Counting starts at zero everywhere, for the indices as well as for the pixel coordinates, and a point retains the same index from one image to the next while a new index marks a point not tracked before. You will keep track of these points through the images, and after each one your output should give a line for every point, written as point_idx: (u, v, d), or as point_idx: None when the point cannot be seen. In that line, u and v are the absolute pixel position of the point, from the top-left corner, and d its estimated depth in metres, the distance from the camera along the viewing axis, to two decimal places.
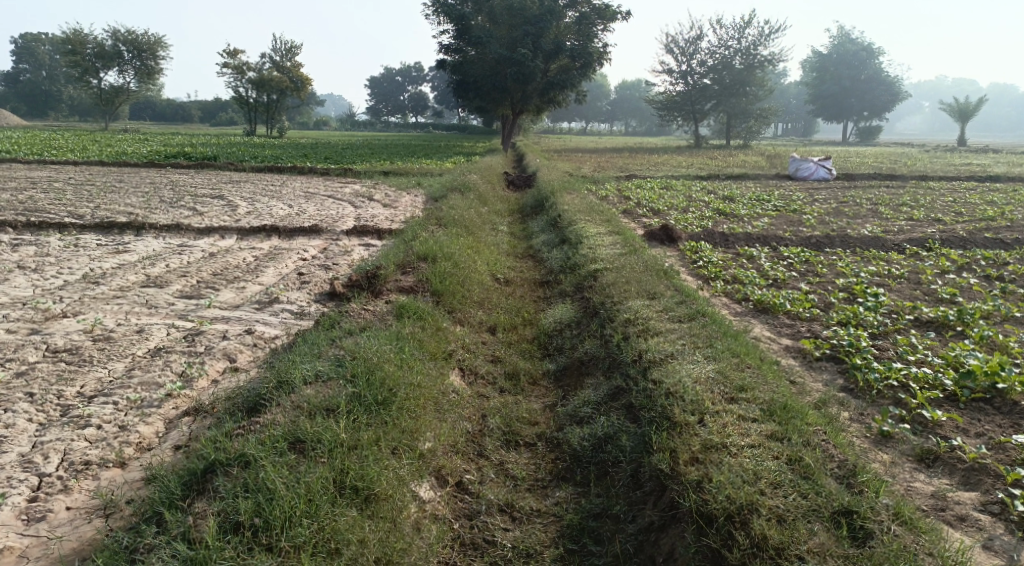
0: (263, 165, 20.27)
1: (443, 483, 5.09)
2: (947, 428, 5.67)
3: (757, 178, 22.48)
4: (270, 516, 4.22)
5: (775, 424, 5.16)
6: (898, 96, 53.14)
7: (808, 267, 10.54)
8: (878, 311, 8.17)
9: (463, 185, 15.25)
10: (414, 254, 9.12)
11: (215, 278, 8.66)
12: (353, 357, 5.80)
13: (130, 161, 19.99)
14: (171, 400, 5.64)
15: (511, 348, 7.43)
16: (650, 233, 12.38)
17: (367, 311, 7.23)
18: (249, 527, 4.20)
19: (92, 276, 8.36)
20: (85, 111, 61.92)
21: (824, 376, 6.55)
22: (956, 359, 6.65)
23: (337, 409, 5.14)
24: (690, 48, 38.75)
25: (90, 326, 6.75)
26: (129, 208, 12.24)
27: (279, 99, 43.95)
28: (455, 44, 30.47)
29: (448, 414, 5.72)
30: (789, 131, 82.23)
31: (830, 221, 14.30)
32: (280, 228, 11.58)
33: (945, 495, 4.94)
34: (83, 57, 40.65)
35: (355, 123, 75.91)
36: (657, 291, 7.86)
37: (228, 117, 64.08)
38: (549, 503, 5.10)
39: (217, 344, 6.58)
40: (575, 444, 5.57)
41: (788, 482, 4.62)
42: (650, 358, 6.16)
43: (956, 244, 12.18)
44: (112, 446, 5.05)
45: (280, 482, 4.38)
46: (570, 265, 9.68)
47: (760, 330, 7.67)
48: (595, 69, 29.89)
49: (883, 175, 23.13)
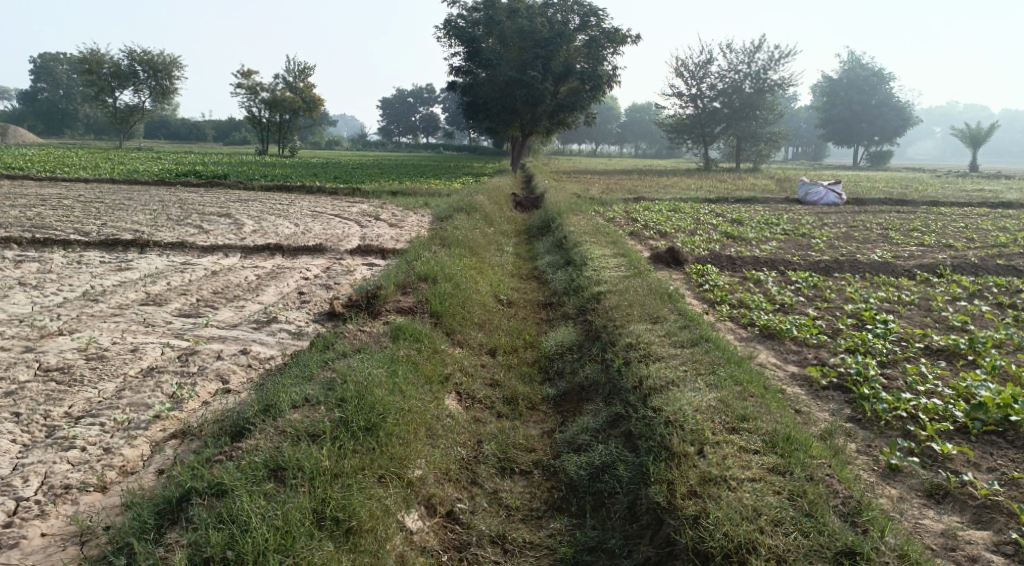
0: (272, 184, 20.28)
1: (433, 513, 4.93)
2: (957, 462, 5.48)
3: (766, 202, 22.35)
4: (242, 550, 4.07)
5: (777, 456, 4.98)
6: (909, 121, 53.03)
7: (816, 292, 10.37)
8: (887, 338, 7.99)
9: (470, 205, 15.16)
10: (414, 274, 8.99)
11: (215, 297, 8.56)
12: (344, 380, 5.66)
13: (141, 179, 20.05)
14: (159, 421, 5.51)
15: (511, 371, 7.28)
16: (657, 256, 12.23)
17: (364, 332, 7.09)
18: (220, 560, 4.05)
19: (91, 293, 8.26)
20: (101, 129, 62.57)
21: (831, 406, 6.36)
22: (968, 390, 6.46)
23: (322, 435, 5.00)
24: (700, 72, 38.83)
25: (84, 344, 6.64)
26: (136, 226, 12.20)
27: (291, 119, 44.14)
28: (466, 66, 30.57)
29: (442, 440, 5.57)
30: (801, 155, 82.18)
31: (840, 246, 14.14)
32: (284, 247, 11.50)
33: (956, 534, 4.74)
34: (99, 77, 41.06)
35: (366, 143, 76.29)
36: (660, 314, 7.71)
37: (241, 137, 64.49)
38: (543, 535, 4.93)
39: (210, 365, 6.45)
40: (571, 473, 5.40)
41: (790, 519, 4.44)
42: (651, 384, 5.99)
43: (968, 271, 11.99)
44: (94, 469, 4.92)
45: (256, 514, 4.24)
46: (573, 287, 9.53)
47: (765, 356, 7.51)
48: (605, 91, 29.91)
49: (894, 199, 22.95)
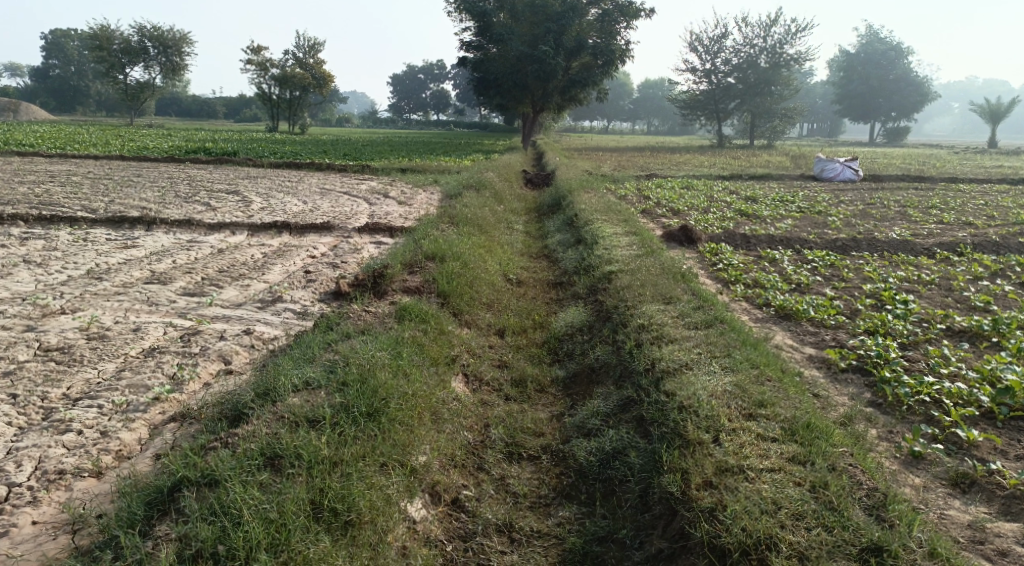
0: (282, 161, 20.07)
1: (437, 500, 4.77)
2: (983, 450, 5.30)
3: (781, 179, 21.98)
4: (233, 545, 3.95)
5: (797, 445, 4.76)
6: (927, 97, 52.06)
7: (833, 271, 10.12)
8: (907, 319, 7.77)
9: (480, 182, 14.92)
10: (422, 253, 8.77)
11: (220, 275, 8.38)
12: (346, 363, 5.50)
13: (150, 156, 19.91)
14: (158, 404, 5.34)
15: (520, 353, 7.08)
16: (670, 234, 11.97)
17: (369, 313, 6.90)
18: (210, 555, 3.92)
19: (96, 271, 8.11)
20: (112, 106, 62.51)
21: (851, 389, 6.16)
22: (993, 373, 6.27)
23: (322, 421, 4.86)
24: (714, 47, 38.17)
25: (86, 324, 6.48)
26: (144, 203, 12.02)
27: (301, 96, 43.74)
28: (477, 41, 30.12)
29: (448, 425, 5.40)
30: (816, 132, 81.15)
31: (857, 224, 13.84)
32: (292, 224, 11.30)
33: (984, 526, 4.53)
34: (109, 53, 40.73)
35: (377, 120, 75.74)
36: (673, 294, 7.49)
37: (252, 114, 64.13)
38: (552, 523, 4.76)
39: (212, 345, 6.26)
40: (581, 459, 5.22)
41: (812, 513, 4.25)
42: (664, 368, 5.78)
43: (989, 249, 11.67)
44: (90, 454, 4.78)
45: (249, 507, 4.11)
46: (584, 266, 9.31)
47: (782, 338, 7.29)
48: (618, 66, 29.40)
49: (912, 176, 22.51)
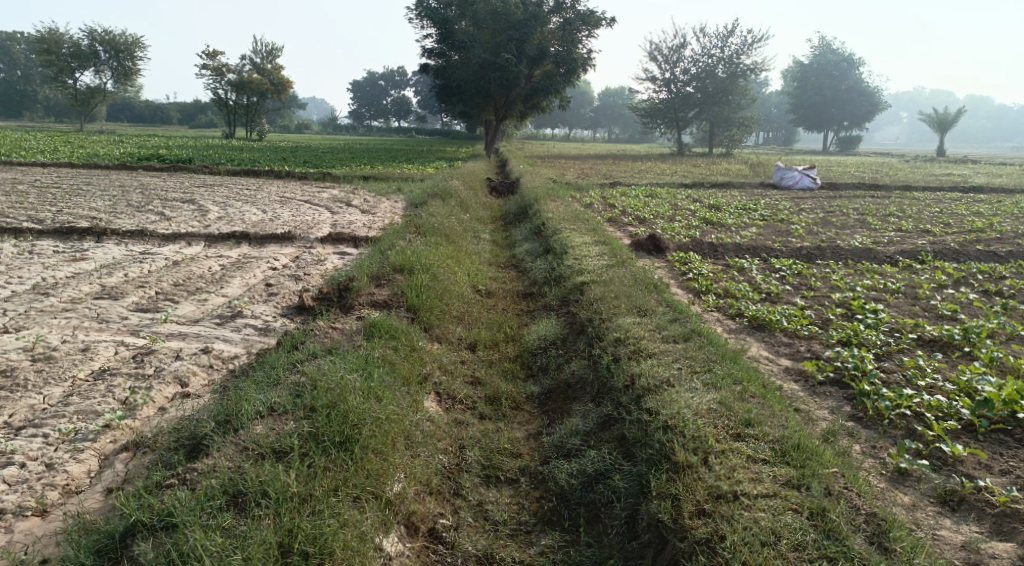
0: (239, 169, 19.53)
1: (413, 533, 4.54)
2: (968, 465, 5.21)
3: (742, 187, 22.12)
4: None
5: (789, 468, 4.62)
6: (878, 107, 53.23)
7: (802, 280, 10.07)
8: (879, 329, 7.70)
9: (445, 191, 14.65)
10: (389, 265, 8.46)
11: (176, 289, 7.98)
12: (312, 386, 5.20)
13: (100, 163, 19.24)
14: (109, 432, 4.96)
15: (492, 368, 6.84)
16: (638, 243, 11.85)
17: (335, 329, 6.59)
18: None
19: (42, 286, 7.65)
20: (61, 112, 60.69)
21: (830, 403, 6.05)
22: (969, 385, 6.19)
23: (289, 451, 4.58)
24: (673, 57, 38.40)
25: (31, 344, 6.06)
26: (94, 213, 11.51)
27: (259, 102, 42.96)
28: (438, 48, 29.73)
29: (422, 449, 5.13)
30: (772, 140, 82.53)
31: (819, 232, 13.90)
32: (251, 235, 10.90)
33: (978, 547, 4.45)
34: (58, 57, 39.51)
35: (337, 127, 74.81)
36: (647, 306, 7.32)
37: (207, 120, 62.99)
38: (534, 553, 4.55)
39: (168, 366, 5.88)
40: (562, 482, 5.00)
41: (812, 543, 4.12)
42: (644, 384, 5.58)
43: (949, 257, 11.78)
44: (33, 490, 4.44)
45: (210, 555, 3.83)
46: (554, 277, 9.10)
47: (757, 349, 7.17)
48: (580, 75, 29.39)
49: (868, 184, 22.84)
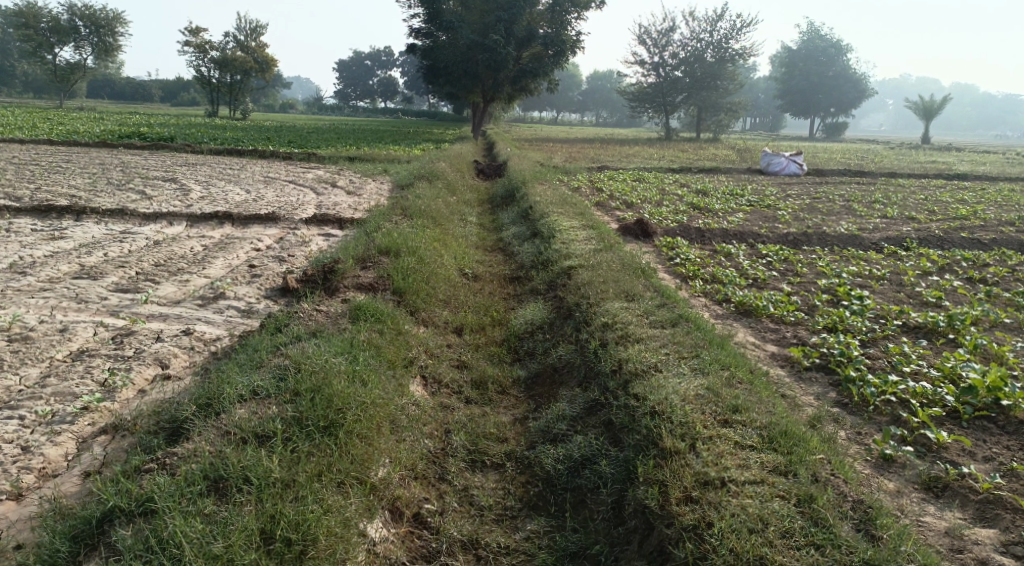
0: (222, 147, 19.28)
1: (398, 518, 4.49)
2: (953, 451, 5.22)
3: (729, 172, 22.13)
4: None
5: (776, 454, 4.61)
6: (864, 94, 53.43)
7: (788, 266, 10.08)
8: (864, 315, 7.71)
9: (432, 173, 14.54)
10: (375, 248, 8.37)
11: (156, 270, 7.85)
12: (297, 369, 5.13)
13: (79, 140, 18.91)
14: (87, 415, 4.87)
15: (479, 351, 6.79)
16: (625, 227, 11.80)
17: (319, 312, 6.51)
18: None
19: (19, 265, 7.51)
20: (40, 88, 59.58)
21: (816, 389, 6.05)
22: (954, 371, 6.20)
23: (273, 435, 4.52)
24: (662, 40, 38.21)
25: (7, 323, 5.94)
26: (73, 191, 11.31)
27: (243, 80, 42.34)
28: (425, 28, 29.34)
29: (407, 433, 5.09)
30: (759, 126, 82.62)
31: (805, 218, 13.92)
32: (234, 215, 10.75)
33: (962, 534, 4.46)
34: (36, 31, 38.67)
35: (322, 107, 74.08)
36: (635, 290, 7.29)
37: (189, 98, 62.18)
38: (519, 538, 4.53)
39: (148, 347, 5.79)
40: (548, 467, 4.98)
41: (799, 530, 4.12)
42: (631, 369, 5.56)
43: (934, 244, 11.82)
44: (8, 473, 4.36)
45: (190, 541, 3.78)
46: (542, 260, 9.04)
47: (743, 335, 7.16)
48: (568, 57, 29.20)
49: (854, 170, 22.90)
